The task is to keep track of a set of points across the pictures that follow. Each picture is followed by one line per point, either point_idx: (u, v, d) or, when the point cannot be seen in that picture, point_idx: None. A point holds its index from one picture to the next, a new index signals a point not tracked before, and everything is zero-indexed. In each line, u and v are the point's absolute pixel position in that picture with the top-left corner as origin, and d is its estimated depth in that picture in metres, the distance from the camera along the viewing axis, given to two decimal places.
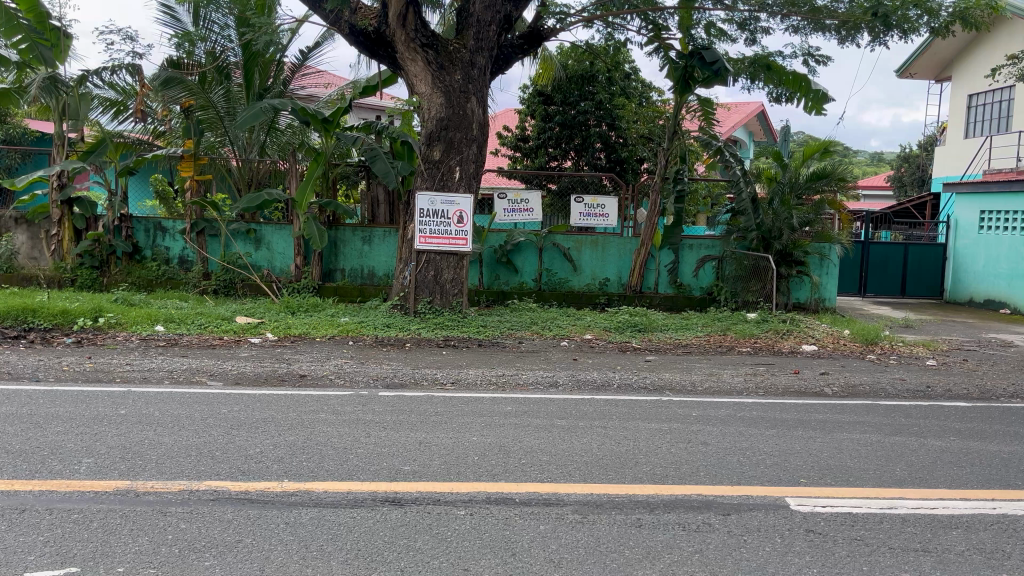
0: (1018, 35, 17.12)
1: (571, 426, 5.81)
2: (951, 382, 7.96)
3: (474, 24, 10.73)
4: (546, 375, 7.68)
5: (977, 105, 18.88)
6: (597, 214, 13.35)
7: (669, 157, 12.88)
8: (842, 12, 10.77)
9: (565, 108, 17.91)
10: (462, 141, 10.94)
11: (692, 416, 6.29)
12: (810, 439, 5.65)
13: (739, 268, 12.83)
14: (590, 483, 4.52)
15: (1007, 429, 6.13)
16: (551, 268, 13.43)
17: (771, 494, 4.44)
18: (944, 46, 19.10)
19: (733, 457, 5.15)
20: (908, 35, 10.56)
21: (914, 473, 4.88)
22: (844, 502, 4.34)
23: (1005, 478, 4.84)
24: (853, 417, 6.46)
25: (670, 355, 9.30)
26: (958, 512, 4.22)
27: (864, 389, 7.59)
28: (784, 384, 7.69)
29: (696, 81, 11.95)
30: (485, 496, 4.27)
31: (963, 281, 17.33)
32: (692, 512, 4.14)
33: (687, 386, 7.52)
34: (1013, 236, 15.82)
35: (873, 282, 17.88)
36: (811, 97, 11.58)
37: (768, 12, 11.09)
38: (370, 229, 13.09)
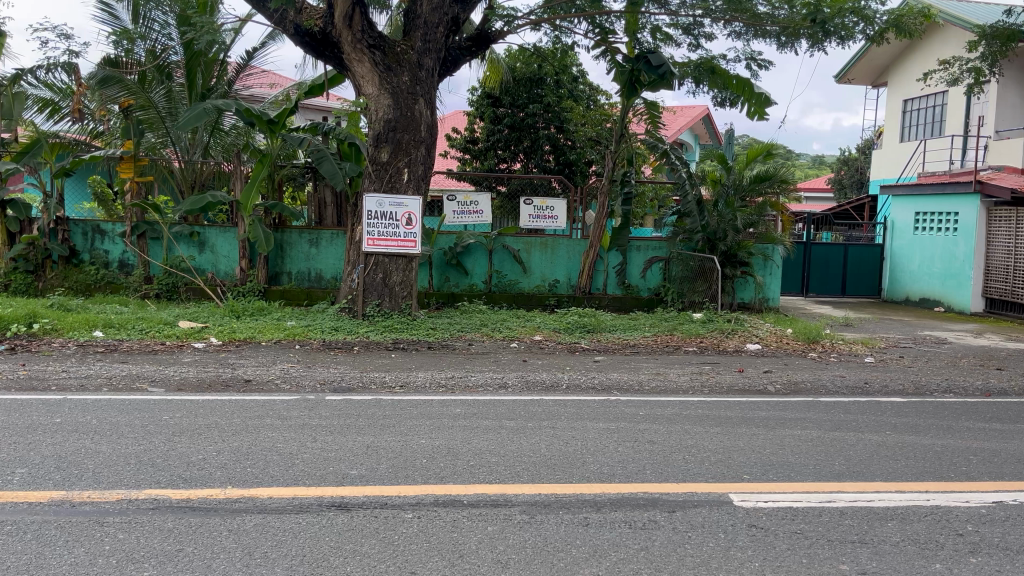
0: (950, 42, 17.71)
1: (520, 427, 5.83)
2: (887, 378, 8.23)
3: (421, 25, 10.70)
4: (495, 376, 7.70)
5: (912, 110, 19.49)
6: (546, 216, 13.43)
7: (617, 160, 12.99)
8: (783, 18, 11.03)
9: (514, 110, 17.87)
10: (410, 142, 10.88)
11: (639, 415, 6.37)
12: (753, 436, 5.76)
13: (685, 269, 13.05)
14: (538, 483, 4.55)
15: (940, 423, 6.35)
16: (500, 270, 13.45)
17: (715, 491, 4.52)
18: (880, 52, 19.66)
19: (678, 455, 5.23)
20: (845, 42, 10.86)
21: (852, 467, 5.03)
22: (785, 497, 4.45)
23: (938, 470, 5.01)
24: (795, 413, 6.61)
25: (618, 355, 9.41)
26: (894, 505, 4.35)
27: (805, 386, 7.79)
28: (728, 382, 7.83)
29: (642, 84, 12.11)
30: (432, 499, 4.26)
31: (900, 281, 17.91)
32: (638, 510, 4.19)
33: (634, 386, 7.60)
34: (946, 236, 16.38)
35: (815, 282, 18.26)
36: (753, 101, 11.79)
37: (711, 17, 11.28)
38: (317, 232, 12.94)
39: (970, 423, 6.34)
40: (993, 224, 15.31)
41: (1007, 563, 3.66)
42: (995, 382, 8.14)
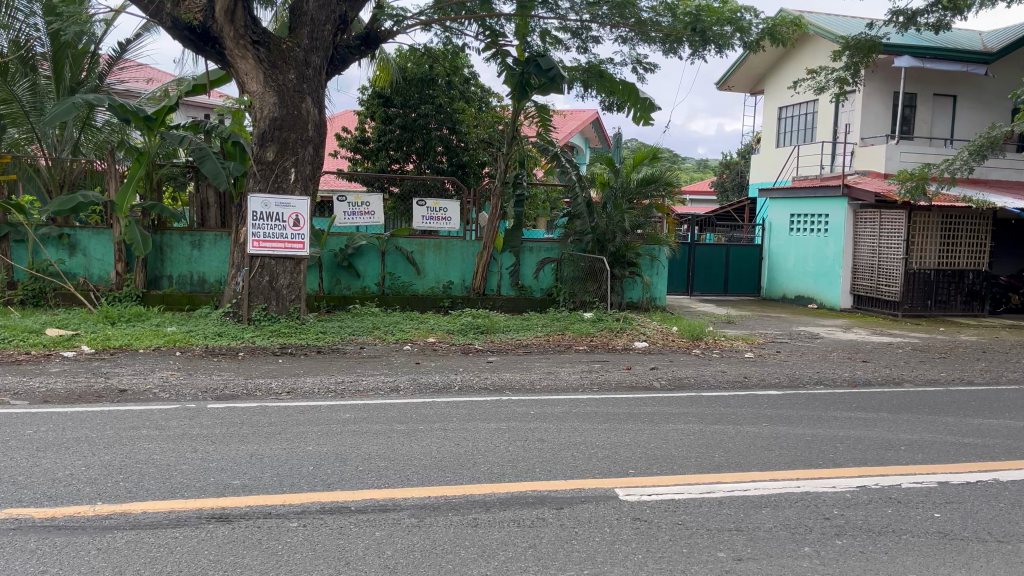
0: (819, 51, 18.73)
1: (411, 431, 5.79)
2: (764, 372, 8.64)
3: (308, 22, 10.49)
4: (386, 380, 7.60)
5: (786, 116, 20.52)
6: (439, 218, 13.38)
7: (509, 161, 13.15)
8: (665, 25, 11.39)
9: (406, 111, 17.69)
10: (297, 141, 10.61)
11: (530, 414, 6.44)
12: (639, 432, 5.92)
13: (576, 269, 13.29)
14: (428, 486, 4.53)
15: (812, 413, 6.74)
16: (393, 272, 13.31)
17: (602, 486, 4.62)
18: (758, 60, 20.58)
19: (567, 452, 5.32)
20: (723, 50, 11.35)
21: (731, 459, 5.24)
22: (668, 489, 4.60)
23: (809, 458, 5.31)
24: (678, 408, 6.86)
25: (511, 355, 9.49)
26: (768, 493, 4.57)
27: (689, 381, 8.09)
28: (616, 380, 8.03)
29: (533, 87, 12.22)
30: (319, 506, 4.17)
31: (777, 280, 18.85)
32: (526, 509, 4.24)
33: (526, 385, 7.67)
34: (818, 237, 17.37)
35: (699, 281, 18.97)
36: (639, 106, 12.14)
37: (597, 22, 11.53)
38: (200, 234, 12.46)
39: (838, 412, 6.75)
40: (859, 225, 16.34)
41: (870, 543, 3.90)
42: (860, 373, 8.70)
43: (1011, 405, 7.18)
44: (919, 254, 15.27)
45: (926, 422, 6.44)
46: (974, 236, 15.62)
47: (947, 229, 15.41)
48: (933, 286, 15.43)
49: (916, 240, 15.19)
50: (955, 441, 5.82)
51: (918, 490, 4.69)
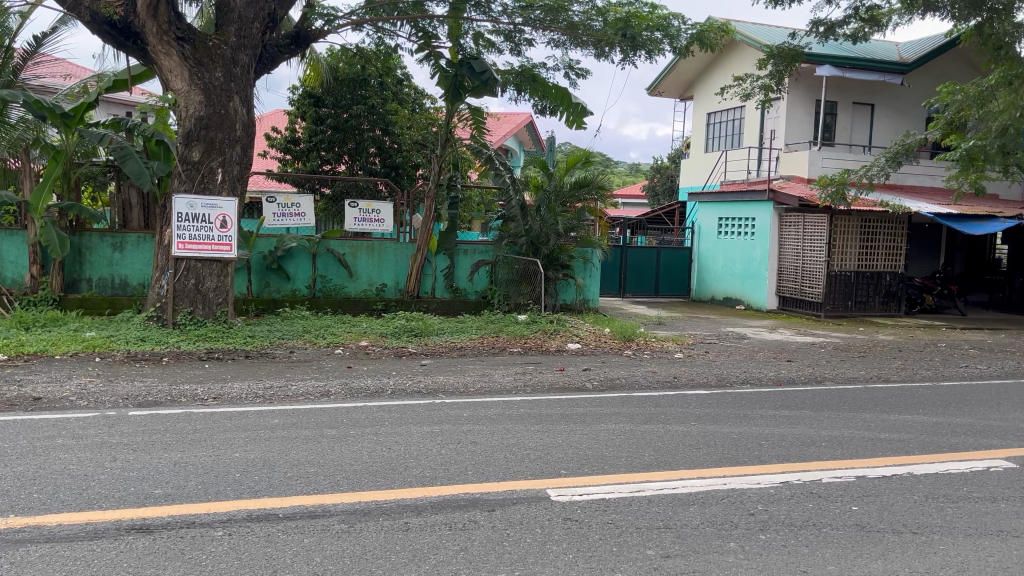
0: (745, 59, 19.24)
1: (341, 435, 5.71)
2: (693, 372, 8.84)
3: (235, 20, 10.26)
4: (317, 385, 7.48)
5: (714, 122, 21.01)
6: (372, 219, 13.24)
7: (443, 163, 13.18)
8: (596, 30, 11.51)
9: (337, 111, 17.46)
10: (224, 141, 10.36)
11: (463, 416, 6.43)
12: (571, 432, 5.98)
13: (510, 272, 13.31)
14: (359, 491, 4.48)
15: (738, 411, 6.91)
16: (325, 274, 13.10)
17: (533, 487, 4.65)
18: (689, 66, 20.98)
19: (500, 454, 5.33)
20: (653, 56, 11.57)
21: (660, 458, 5.33)
22: (599, 489, 4.65)
23: (736, 456, 5.44)
24: (610, 408, 6.94)
25: (445, 358, 9.46)
26: (696, 490, 4.67)
27: (620, 381, 8.20)
28: (550, 381, 8.09)
29: (466, 90, 12.19)
30: (245, 514, 4.08)
31: (706, 282, 19.29)
32: (458, 511, 4.23)
33: (459, 388, 7.65)
34: (745, 240, 17.83)
35: (631, 283, 19.26)
36: (571, 110, 12.26)
37: (530, 26, 11.59)
38: (121, 235, 12.04)
39: (763, 411, 6.94)
40: (784, 228, 16.85)
41: (792, 537, 4.02)
42: (785, 372, 8.95)
43: (925, 401, 7.50)
44: (840, 257, 15.82)
45: (846, 419, 6.67)
46: (892, 240, 16.24)
47: (866, 232, 15.98)
48: (852, 287, 16.00)
49: (837, 243, 15.74)
50: (873, 437, 6.05)
51: (838, 484, 4.86)
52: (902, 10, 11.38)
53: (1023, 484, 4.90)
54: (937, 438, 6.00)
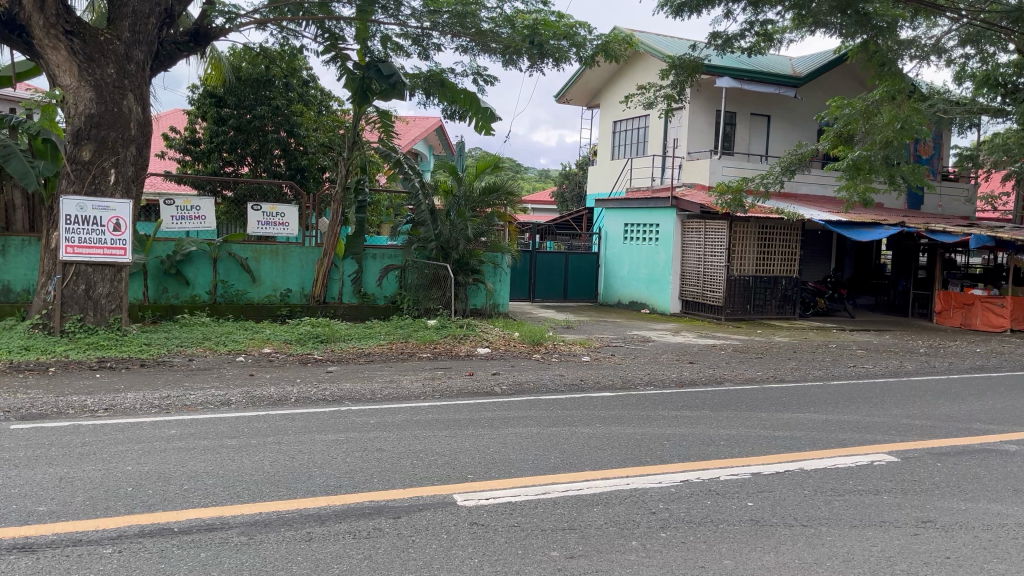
0: (650, 70, 19.76)
1: (242, 445, 5.54)
2: (600, 375, 8.99)
3: (129, 14, 9.86)
4: (217, 394, 7.23)
5: (619, 131, 21.47)
6: (277, 223, 12.94)
7: (350, 167, 12.90)
8: (504, 37, 11.57)
9: (240, 112, 16.98)
10: (117, 141, 9.91)
11: (370, 424, 6.34)
12: (478, 437, 5.99)
13: (420, 277, 13.20)
14: (260, 502, 4.36)
15: (642, 413, 7.08)
16: (226, 280, 12.71)
17: (440, 493, 4.63)
18: (595, 75, 21.38)
19: (406, 460, 5.29)
20: (560, 64, 11.73)
21: (566, 460, 5.41)
22: (505, 492, 4.68)
23: (639, 456, 5.57)
24: (518, 412, 6.99)
25: (352, 365, 9.32)
26: (600, 490, 4.76)
27: (529, 386, 8.26)
28: (459, 386, 8.08)
29: (374, 93, 12.02)
30: (137, 529, 3.91)
31: (612, 286, 19.69)
32: (363, 520, 4.17)
33: (367, 394, 7.54)
34: (650, 246, 18.29)
35: (540, 287, 19.45)
36: (480, 115, 12.28)
37: (438, 30, 11.55)
38: (3, 239, 11.35)
39: (666, 412, 7.13)
40: (687, 234, 17.38)
41: (690, 534, 4.14)
42: (686, 374, 9.23)
43: (817, 399, 7.87)
44: (739, 262, 16.42)
45: (743, 418, 6.92)
46: (787, 246, 16.96)
47: (763, 238, 16.66)
48: (751, 291, 16.63)
49: (736, 249, 16.34)
50: (768, 435, 6.30)
51: (735, 481, 5.04)
52: (794, 26, 11.93)
53: (904, 477, 5.20)
54: (827, 435, 6.30)
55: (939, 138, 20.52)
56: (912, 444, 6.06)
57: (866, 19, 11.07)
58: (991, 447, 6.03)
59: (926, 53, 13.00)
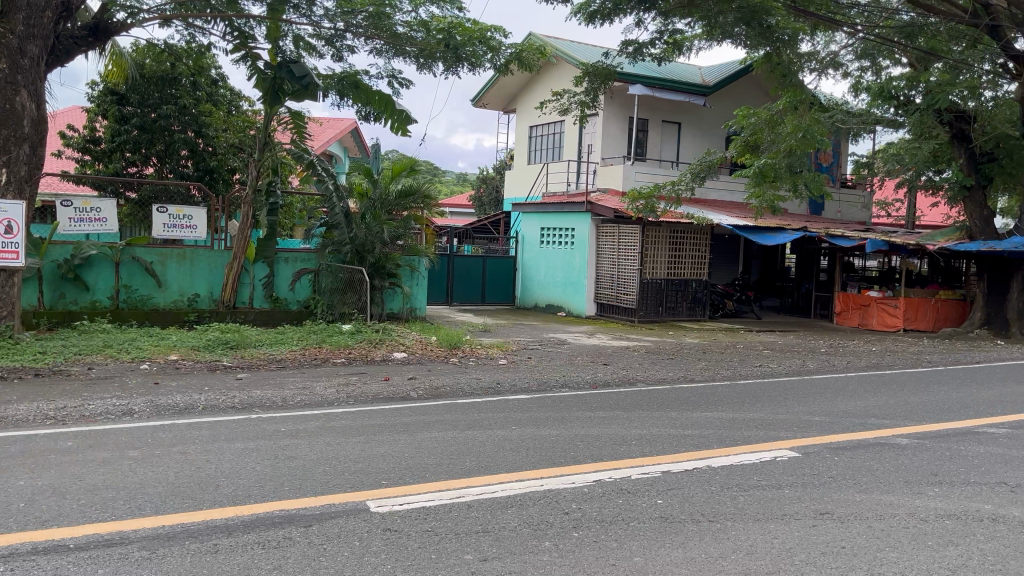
0: (565, 76, 20.04)
1: (145, 456, 5.34)
2: (516, 378, 9.05)
3: (22, 7, 9.38)
4: (118, 403, 6.94)
5: (535, 136, 21.66)
6: (183, 226, 12.51)
7: (261, 169, 12.58)
8: (420, 40, 11.50)
9: (144, 110, 16.36)
10: (9, 138, 9.50)
11: (281, 431, 6.20)
12: (393, 442, 5.94)
13: (333, 281, 13.07)
14: (163, 515, 4.20)
15: (556, 414, 7.16)
16: (130, 284, 12.22)
17: (353, 499, 4.58)
18: (510, 80, 21.50)
19: (319, 467, 5.20)
20: (475, 68, 11.76)
21: (481, 463, 5.42)
22: (420, 497, 4.66)
23: (552, 457, 5.64)
24: (434, 416, 6.97)
25: (262, 371, 9.09)
26: (514, 492, 4.79)
27: (445, 390, 8.24)
28: (374, 392, 7.98)
29: (286, 93, 11.76)
30: (30, 547, 3.72)
31: (529, 289, 19.88)
32: (272, 529, 4.08)
33: (277, 402, 7.37)
34: (565, 250, 18.54)
35: (457, 291, 19.44)
36: (395, 118, 12.15)
37: (352, 32, 11.38)
38: None
39: (580, 412, 7.24)
40: (602, 239, 17.67)
41: (602, 533, 4.22)
42: (600, 376, 9.38)
43: (724, 398, 8.13)
44: (651, 265, 16.83)
45: (654, 418, 7.09)
46: (697, 250, 17.46)
47: (674, 243, 17.12)
48: (663, 294, 17.05)
49: (648, 253, 16.74)
50: (677, 433, 6.47)
51: (645, 479, 5.16)
52: (702, 36, 12.29)
53: (804, 471, 5.44)
54: (733, 433, 6.51)
55: (838, 147, 21.51)
56: (813, 440, 6.33)
57: (769, 32, 11.49)
58: (885, 441, 6.36)
59: (825, 66, 13.60)
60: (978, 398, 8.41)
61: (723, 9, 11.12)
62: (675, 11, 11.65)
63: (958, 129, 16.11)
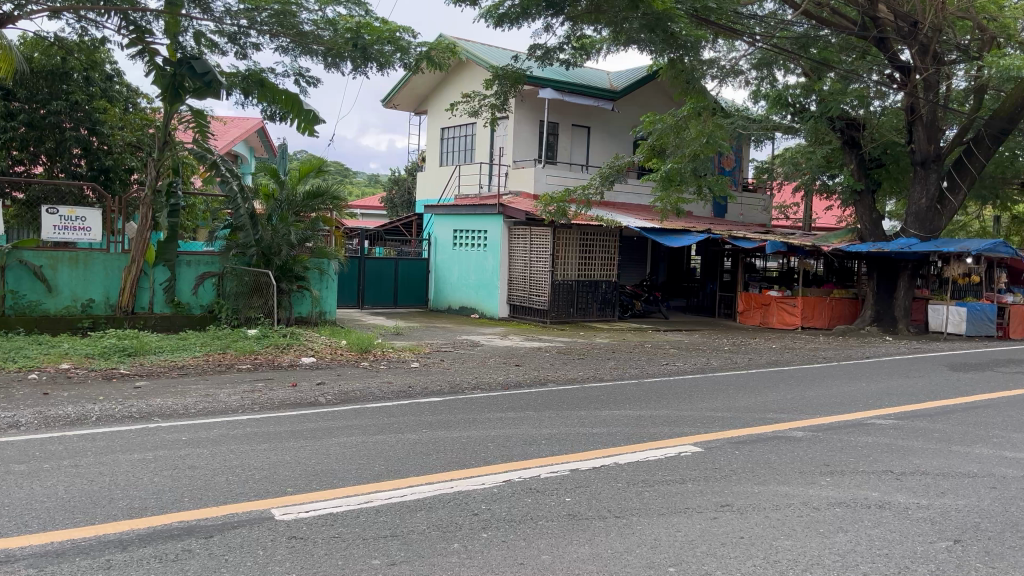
0: (477, 78, 20.08)
1: (33, 471, 5.06)
2: (427, 381, 8.99)
3: None
4: (3, 416, 6.55)
5: (447, 137, 21.62)
6: (76, 227, 11.82)
7: (161, 169, 12.15)
8: (327, 39, 11.35)
9: (31, 106, 15.48)
10: None
11: (180, 441, 5.99)
12: (300, 449, 5.82)
13: (239, 285, 12.64)
14: (51, 531, 4.00)
15: (467, 416, 7.17)
16: (17, 290, 11.56)
17: (257, 508, 4.47)
18: (422, 81, 21.37)
19: (222, 477, 5.05)
20: (384, 69, 11.64)
21: (390, 467, 5.38)
22: (326, 503, 4.59)
23: (463, 459, 5.64)
24: (342, 421, 6.85)
25: (163, 379, 8.75)
26: (424, 496, 4.77)
27: (355, 394, 8.12)
28: (280, 398, 7.80)
29: (187, 91, 11.36)
30: None
31: (442, 292, 19.83)
32: (170, 542, 3.94)
33: (178, 410, 7.12)
34: (477, 252, 18.58)
35: (369, 294, 19.19)
36: (302, 117, 11.86)
37: (255, 29, 11.11)
38: None
39: (491, 414, 7.26)
40: (513, 241, 17.80)
41: (511, 533, 4.25)
42: (512, 377, 9.42)
43: (632, 397, 8.31)
44: (562, 266, 17.04)
45: (563, 418, 7.19)
46: (607, 252, 17.78)
47: (585, 244, 17.38)
48: (574, 295, 17.29)
49: (559, 255, 16.95)
50: (586, 432, 6.58)
51: (554, 478, 5.22)
52: (609, 41, 12.52)
53: (706, 465, 5.62)
54: (639, 430, 6.67)
55: (739, 152, 22.30)
56: (716, 435, 6.55)
57: (673, 38, 11.79)
58: (783, 434, 6.64)
59: (725, 74, 14.09)
60: (867, 391, 8.89)
61: (628, 15, 11.35)
62: (583, 17, 11.84)
63: (849, 136, 16.89)
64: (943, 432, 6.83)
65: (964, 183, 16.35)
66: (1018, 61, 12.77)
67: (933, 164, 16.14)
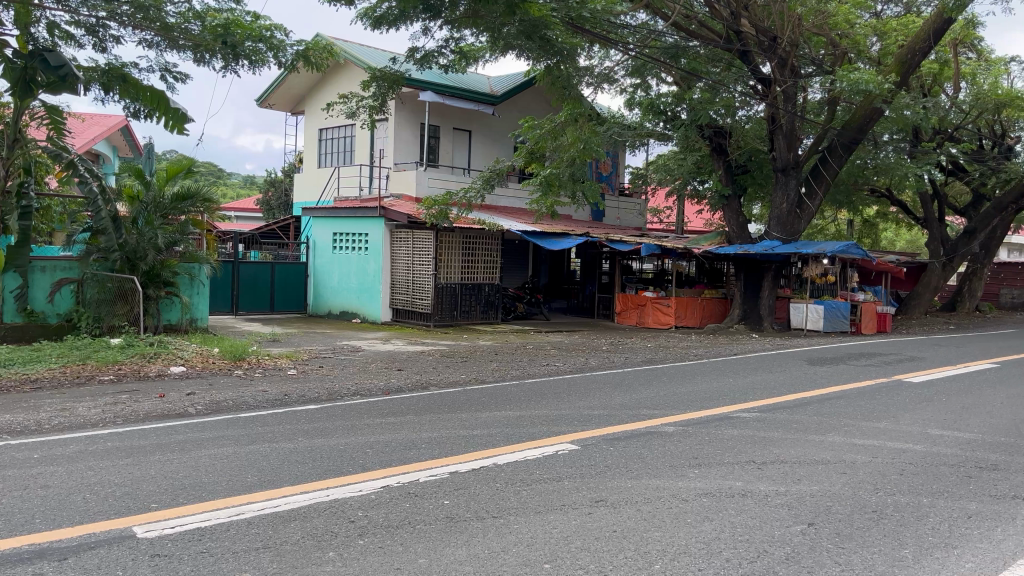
0: (356, 80, 19.81)
1: None
2: (304, 388, 8.77)
3: None
4: None
5: (325, 139, 21.17)
6: None
7: (10, 168, 11.31)
8: (194, 34, 10.92)
9: None
10: None
11: (31, 459, 5.59)
12: (166, 463, 5.55)
13: (100, 291, 11.88)
14: None
15: (344, 423, 7.05)
16: None
17: (115, 527, 4.23)
18: (298, 81, 20.85)
19: (78, 496, 4.75)
20: (256, 67, 11.28)
21: (263, 478, 5.22)
22: (193, 518, 4.40)
23: (339, 467, 5.54)
24: (212, 432, 6.59)
25: (12, 394, 8.11)
26: (298, 506, 4.65)
27: (227, 404, 7.83)
28: (146, 410, 7.43)
29: (39, 85, 10.62)
30: None
31: (322, 297, 19.39)
32: (18, 568, 3.68)
33: (30, 426, 6.64)
34: (358, 255, 18.30)
35: (244, 299, 18.64)
36: (170, 116, 11.34)
37: (117, 21, 10.51)
38: None
39: (370, 420, 7.17)
40: (396, 244, 17.64)
41: (387, 538, 4.21)
42: (392, 382, 9.33)
43: (513, 397, 8.41)
44: (445, 269, 17.02)
45: (443, 421, 7.17)
46: (489, 255, 17.88)
47: (467, 247, 17.42)
48: (457, 298, 17.30)
49: (442, 257, 16.92)
50: (466, 434, 6.61)
51: (433, 481, 5.22)
52: (488, 48, 12.63)
53: (582, 462, 5.75)
54: (518, 431, 6.74)
55: (615, 158, 22.98)
56: (591, 433, 6.71)
57: (549, 45, 12.01)
58: (656, 430, 6.88)
59: (600, 81, 14.48)
60: (734, 386, 9.35)
61: (506, 21, 11.49)
62: (461, 22, 11.90)
63: (716, 143, 17.74)
64: (801, 423, 7.28)
65: (820, 189, 17.53)
66: (865, 75, 13.78)
67: (792, 171, 17.09)
